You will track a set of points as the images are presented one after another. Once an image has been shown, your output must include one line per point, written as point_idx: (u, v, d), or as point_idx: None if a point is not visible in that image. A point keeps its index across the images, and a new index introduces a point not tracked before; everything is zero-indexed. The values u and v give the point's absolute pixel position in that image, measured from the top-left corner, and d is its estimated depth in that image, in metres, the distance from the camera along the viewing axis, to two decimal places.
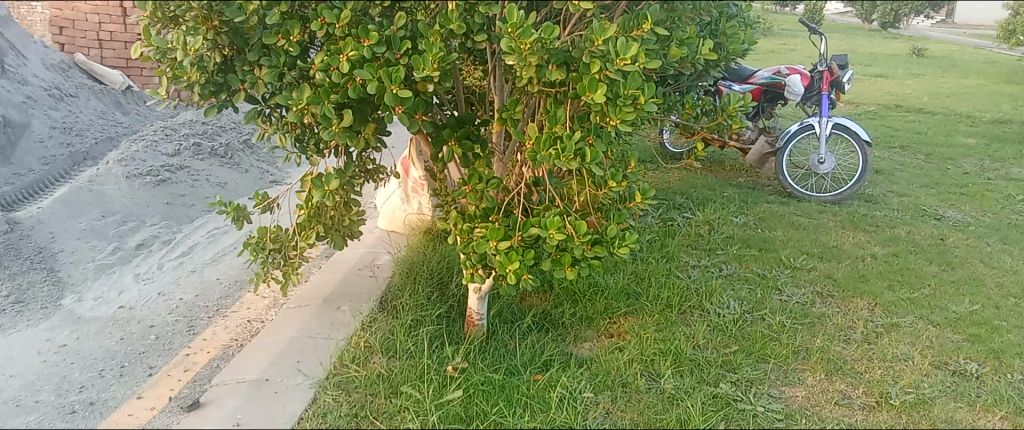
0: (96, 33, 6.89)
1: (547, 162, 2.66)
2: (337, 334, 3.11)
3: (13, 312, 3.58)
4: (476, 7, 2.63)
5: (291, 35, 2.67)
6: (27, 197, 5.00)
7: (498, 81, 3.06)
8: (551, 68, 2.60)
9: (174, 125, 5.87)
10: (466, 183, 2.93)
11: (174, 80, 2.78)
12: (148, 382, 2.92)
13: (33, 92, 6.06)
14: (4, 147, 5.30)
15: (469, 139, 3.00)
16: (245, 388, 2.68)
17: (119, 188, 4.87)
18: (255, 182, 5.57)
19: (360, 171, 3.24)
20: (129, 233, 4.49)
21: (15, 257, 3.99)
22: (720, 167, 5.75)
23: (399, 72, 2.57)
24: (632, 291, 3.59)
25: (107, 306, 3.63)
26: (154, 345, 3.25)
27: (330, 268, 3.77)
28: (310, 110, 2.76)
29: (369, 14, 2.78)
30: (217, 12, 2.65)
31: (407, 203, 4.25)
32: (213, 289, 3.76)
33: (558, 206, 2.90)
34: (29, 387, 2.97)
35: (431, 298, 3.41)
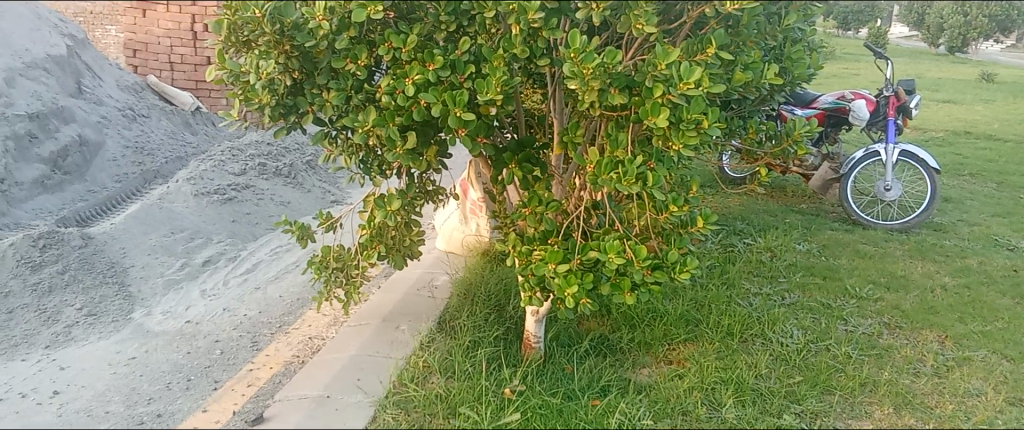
0: (168, 56, 7.08)
1: (608, 185, 2.65)
2: (396, 353, 3.14)
3: (87, 324, 3.70)
4: (540, 32, 2.66)
5: (359, 59, 2.74)
6: (100, 213, 5.18)
7: (558, 105, 3.08)
8: (613, 92, 2.60)
9: (241, 146, 6.01)
10: (527, 205, 2.96)
11: (246, 101, 2.87)
12: (213, 396, 3.00)
13: (108, 112, 6.32)
14: (79, 165, 5.60)
15: (529, 162, 3.02)
16: (307, 404, 2.74)
17: (188, 205, 5.02)
18: (316, 202, 5.68)
19: (420, 191, 3.28)
20: (197, 249, 4.62)
21: (88, 271, 4.12)
22: (781, 192, 5.66)
23: (462, 96, 2.61)
24: (691, 318, 3.53)
25: (175, 320, 3.73)
26: (220, 359, 3.33)
27: (390, 287, 3.82)
28: (375, 132, 2.82)
29: (434, 38, 2.84)
30: (289, 36, 2.72)
31: (465, 224, 4.28)
32: (277, 305, 3.85)
33: (618, 230, 2.89)
34: (100, 397, 3.04)
35: (489, 319, 3.42)
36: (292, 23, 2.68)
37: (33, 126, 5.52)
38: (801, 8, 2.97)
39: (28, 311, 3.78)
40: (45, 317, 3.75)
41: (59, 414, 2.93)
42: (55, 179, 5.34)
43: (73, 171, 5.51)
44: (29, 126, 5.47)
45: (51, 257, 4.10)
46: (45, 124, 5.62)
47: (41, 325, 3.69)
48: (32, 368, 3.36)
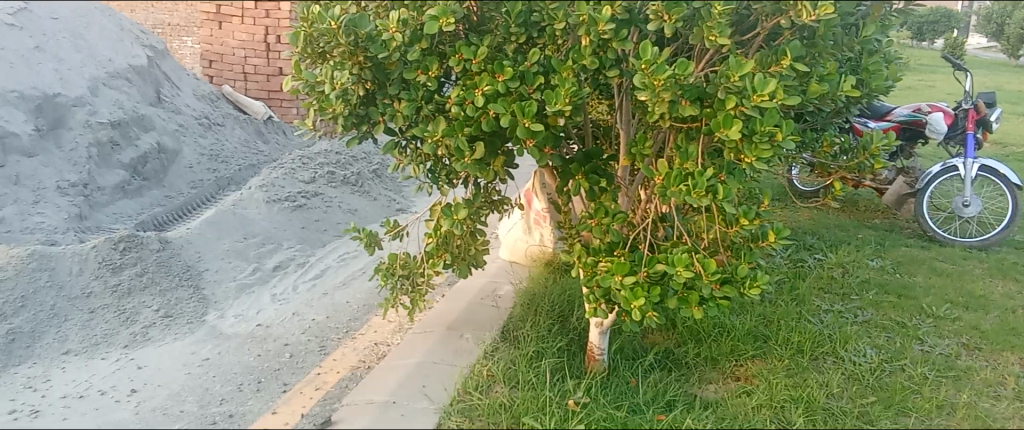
0: (242, 67, 7.27)
1: (677, 198, 2.63)
2: (460, 362, 3.17)
3: (163, 325, 3.80)
4: (610, 43, 2.66)
5: (430, 70, 2.79)
6: (176, 218, 5.36)
7: (625, 116, 3.07)
8: (684, 104, 2.58)
9: (311, 155, 6.13)
10: (593, 216, 2.95)
11: (320, 111, 2.94)
12: (283, 398, 3.08)
13: (185, 121, 6.56)
14: (157, 171, 5.81)
15: (595, 173, 2.99)
16: (374, 410, 2.80)
17: (260, 211, 5.15)
18: (382, 210, 5.78)
19: (486, 201, 3.30)
20: (268, 254, 4.74)
21: (165, 273, 4.20)
22: (853, 206, 5.53)
23: (531, 107, 2.62)
24: (760, 334, 3.46)
25: (247, 324, 3.83)
26: (289, 362, 3.41)
27: (454, 296, 3.85)
28: (444, 142, 2.84)
29: (504, 50, 2.87)
30: (362, 47, 2.77)
31: (529, 234, 4.29)
32: (344, 311, 3.93)
33: (686, 243, 2.86)
34: (175, 397, 3.12)
35: (552, 330, 3.41)
36: (366, 35, 2.74)
37: (115, 133, 5.75)
38: (880, 19, 2.93)
39: (108, 311, 3.86)
40: (124, 317, 3.83)
41: (136, 412, 2.99)
42: (134, 184, 5.55)
43: (152, 176, 5.73)
44: (112, 133, 5.70)
45: (130, 260, 4.17)
46: (126, 132, 5.84)
47: (120, 325, 3.77)
48: (111, 366, 3.43)
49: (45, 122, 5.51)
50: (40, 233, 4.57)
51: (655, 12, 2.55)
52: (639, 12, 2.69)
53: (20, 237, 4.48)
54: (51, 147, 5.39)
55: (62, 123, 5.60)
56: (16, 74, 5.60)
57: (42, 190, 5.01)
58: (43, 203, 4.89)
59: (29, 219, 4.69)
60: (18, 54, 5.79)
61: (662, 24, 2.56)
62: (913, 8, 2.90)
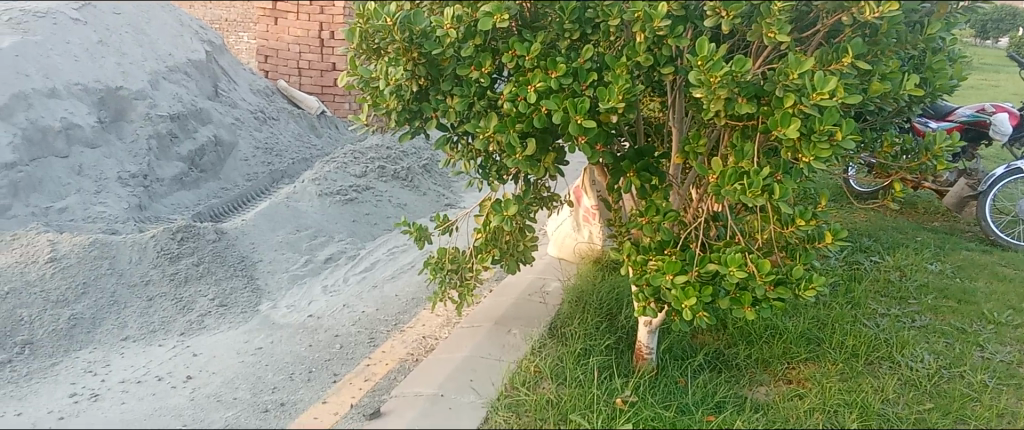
0: (297, 62, 7.36)
1: (732, 196, 2.60)
2: (507, 357, 3.19)
3: (218, 314, 3.88)
4: (665, 40, 2.65)
5: (483, 66, 2.80)
6: (231, 209, 5.47)
7: (678, 114, 3.04)
8: (740, 102, 2.54)
9: (362, 149, 6.14)
10: (643, 214, 2.92)
11: (374, 107, 2.97)
12: (333, 388, 3.13)
13: (241, 114, 6.72)
14: (214, 164, 5.98)
15: (647, 171, 2.96)
16: (422, 402, 2.84)
17: (312, 204, 5.22)
18: (431, 205, 5.82)
19: (536, 198, 3.30)
20: (320, 247, 4.81)
21: (221, 263, 4.31)
22: (912, 208, 5.39)
23: (584, 103, 2.61)
24: (813, 337, 3.40)
25: (298, 314, 3.90)
26: (339, 353, 3.46)
27: (501, 292, 3.85)
28: (496, 138, 2.85)
29: (557, 46, 2.87)
30: (416, 44, 2.78)
31: (577, 231, 4.26)
32: (393, 304, 3.97)
33: (740, 243, 2.82)
34: (229, 384, 3.18)
35: (600, 327, 3.40)
36: (420, 31, 2.75)
37: (174, 126, 5.90)
38: (946, 16, 2.86)
39: (165, 299, 3.95)
40: (180, 305, 3.92)
41: (191, 398, 3.08)
42: (192, 176, 5.71)
43: (209, 169, 5.90)
44: (171, 126, 5.85)
45: (187, 249, 4.27)
46: (185, 125, 6.00)
47: (177, 313, 3.86)
48: (168, 353, 3.51)
49: (108, 114, 5.67)
50: (102, 222, 4.71)
51: (712, 8, 2.53)
52: (695, 10, 2.69)
53: (83, 225, 4.62)
54: (113, 138, 5.55)
55: (123, 115, 5.76)
56: (80, 67, 5.76)
57: (104, 180, 5.16)
58: (104, 193, 5.04)
59: (92, 208, 4.84)
60: (83, 48, 5.96)
61: (718, 20, 2.55)
62: (981, 5, 2.82)
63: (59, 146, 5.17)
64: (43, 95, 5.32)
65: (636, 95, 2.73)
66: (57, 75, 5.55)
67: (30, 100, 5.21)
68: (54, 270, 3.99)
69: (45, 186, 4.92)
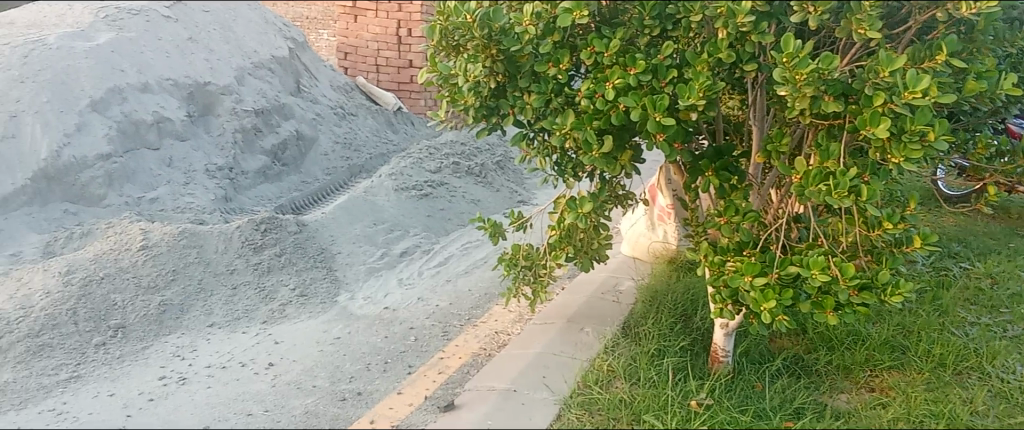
0: (375, 59, 7.49)
1: (816, 198, 2.53)
2: (581, 355, 3.19)
3: (298, 304, 3.99)
4: (749, 36, 2.61)
5: (561, 63, 2.80)
6: (312, 202, 5.63)
7: (760, 112, 2.98)
8: (827, 100, 2.49)
9: (437, 145, 6.20)
10: (722, 214, 2.88)
11: (452, 103, 3.01)
12: (408, 379, 3.19)
13: (322, 110, 6.90)
14: (296, 158, 6.17)
15: (727, 170, 2.90)
16: (495, 396, 2.88)
17: (389, 199, 5.31)
18: (505, 202, 5.86)
19: (612, 195, 3.28)
20: (396, 240, 4.90)
21: (302, 254, 4.43)
22: (1005, 213, 5.15)
23: (663, 100, 2.59)
24: (898, 344, 3.30)
25: (375, 306, 3.99)
26: (414, 345, 3.52)
27: (574, 289, 3.85)
28: (573, 135, 2.83)
29: (636, 43, 2.85)
30: (495, 41, 2.82)
31: (652, 231, 4.21)
32: (467, 298, 4.02)
33: (823, 245, 2.75)
34: (308, 372, 3.28)
35: (675, 328, 3.36)
36: (500, 28, 2.80)
37: (258, 120, 6.11)
38: None
39: (249, 288, 4.08)
40: (263, 294, 4.05)
41: (273, 385, 3.18)
42: (275, 169, 5.92)
43: (290, 162, 6.09)
44: (255, 120, 6.06)
45: (270, 240, 4.40)
46: (269, 120, 6.21)
47: (259, 302, 3.99)
48: (251, 339, 3.63)
49: (196, 108, 5.89)
50: (191, 212, 4.90)
51: (799, 4, 2.48)
52: (781, 6, 2.64)
53: (173, 216, 4.82)
54: (201, 131, 5.78)
55: (211, 110, 5.98)
56: (171, 63, 6.00)
57: (192, 172, 5.37)
58: (192, 184, 5.24)
59: (181, 199, 5.04)
60: (174, 44, 6.20)
61: (805, 16, 2.49)
62: None
63: (151, 138, 5.39)
64: (137, 89, 5.55)
65: (717, 92, 2.68)
66: (149, 70, 5.78)
67: (124, 94, 5.44)
68: (146, 258, 4.09)
69: (138, 176, 5.13)
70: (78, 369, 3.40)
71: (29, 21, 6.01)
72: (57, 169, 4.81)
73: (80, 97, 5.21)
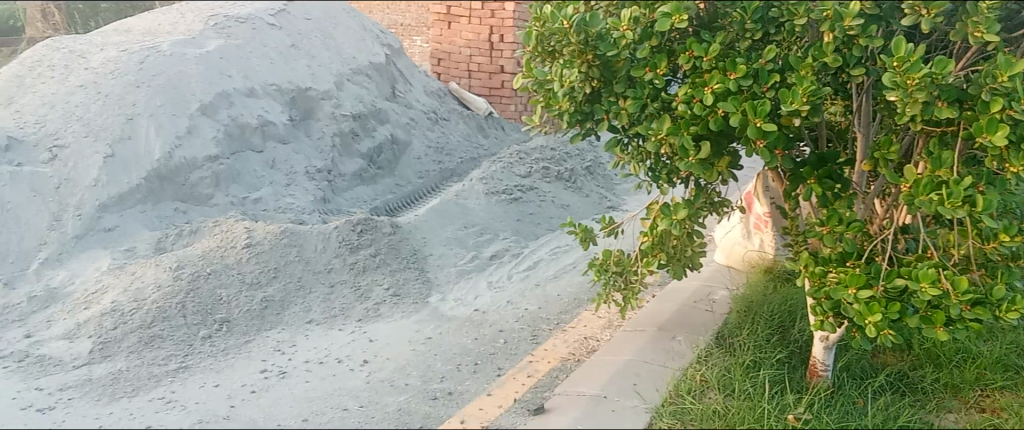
0: (467, 65, 7.61)
1: (928, 208, 2.41)
2: (672, 364, 3.15)
3: (392, 303, 4.09)
4: (856, 40, 2.53)
5: (658, 68, 2.77)
6: (405, 205, 5.77)
7: (865, 119, 2.87)
8: (940, 106, 2.39)
9: (527, 150, 6.23)
10: (824, 224, 2.78)
11: (548, 108, 3.02)
12: (498, 381, 3.22)
13: (415, 115, 7.07)
14: (390, 161, 6.38)
15: (830, 178, 2.79)
16: (585, 402, 2.88)
17: (479, 202, 5.36)
18: (594, 207, 5.85)
19: (707, 203, 3.18)
20: (486, 244, 4.95)
21: (396, 255, 4.53)
22: None
23: (764, 105, 2.52)
24: (1011, 364, 3.22)
25: (465, 307, 4.05)
26: (503, 348, 3.55)
27: (665, 297, 3.80)
28: (668, 141, 2.79)
29: (736, 47, 2.79)
30: (592, 46, 2.80)
31: (747, 239, 4.13)
32: (555, 303, 4.03)
33: (933, 258, 2.64)
34: (401, 370, 3.35)
35: (771, 340, 3.28)
36: (596, 33, 2.77)
37: (355, 125, 6.31)
38: None
39: (345, 286, 4.20)
40: (359, 293, 4.16)
41: (367, 381, 3.27)
42: (370, 172, 6.13)
43: (385, 166, 6.31)
44: (353, 125, 6.27)
45: (366, 241, 4.51)
46: (365, 124, 6.40)
47: (355, 300, 4.10)
48: (347, 337, 3.75)
49: (298, 112, 6.11)
50: (291, 212, 5.09)
51: (911, 6, 2.39)
52: (890, 8, 2.56)
53: (275, 215, 5.03)
54: (302, 135, 5.99)
55: (311, 114, 6.20)
56: (275, 69, 6.25)
57: (293, 174, 5.58)
58: (293, 186, 5.45)
59: (282, 200, 5.25)
60: (278, 51, 6.46)
61: (917, 19, 2.40)
62: None
63: (256, 141, 5.64)
64: (243, 94, 5.81)
65: (822, 98, 2.59)
66: (255, 76, 6.04)
67: (231, 98, 5.70)
68: (250, 256, 4.27)
69: (242, 178, 5.37)
70: (186, 360, 3.55)
71: (146, 28, 6.36)
72: (169, 170, 5.07)
73: (190, 101, 5.48)
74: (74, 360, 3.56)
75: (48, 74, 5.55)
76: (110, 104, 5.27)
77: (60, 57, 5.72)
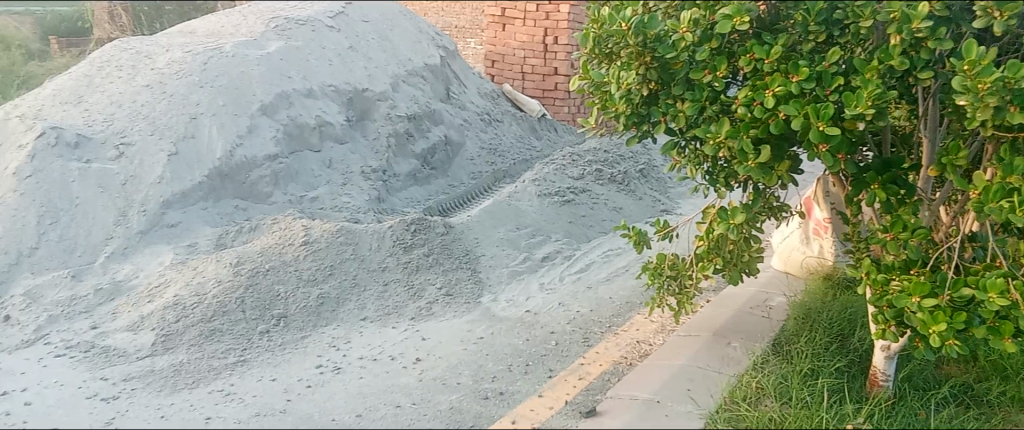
0: (521, 67, 7.62)
1: (998, 215, 2.34)
2: (727, 370, 3.11)
3: (445, 302, 4.13)
4: (924, 42, 2.47)
5: (717, 70, 2.74)
6: (458, 205, 5.83)
7: (931, 124, 2.78)
8: (1013, 111, 2.29)
9: (580, 152, 6.22)
10: (888, 230, 2.71)
11: (604, 110, 3.01)
12: (549, 383, 3.22)
13: (469, 116, 7.12)
14: (443, 162, 6.44)
15: (894, 183, 2.72)
16: (637, 406, 2.86)
17: (532, 204, 5.36)
18: (647, 211, 5.82)
19: (765, 208, 3.13)
20: (538, 245, 4.96)
21: (449, 255, 4.57)
22: None
23: (828, 109, 2.47)
24: None
25: (517, 308, 4.06)
26: (555, 350, 3.55)
27: (720, 302, 3.75)
28: (727, 144, 2.76)
29: (798, 50, 2.75)
30: (650, 48, 2.80)
31: (806, 245, 4.05)
32: (608, 306, 4.02)
33: (1002, 267, 2.57)
34: (454, 369, 3.38)
35: (830, 348, 3.22)
36: (654, 35, 2.77)
37: (410, 126, 6.38)
38: None
39: (399, 285, 4.25)
40: (412, 291, 4.20)
41: (420, 379, 3.30)
42: (424, 172, 6.21)
43: (439, 167, 6.37)
44: (408, 126, 6.34)
45: (420, 240, 4.55)
46: (420, 125, 6.48)
47: (408, 299, 4.15)
48: (400, 335, 3.79)
49: (355, 113, 6.20)
50: (347, 211, 5.18)
51: (983, 8, 2.32)
52: (961, 11, 2.50)
53: (332, 214, 5.12)
54: (358, 135, 6.09)
55: (367, 115, 6.29)
56: (333, 70, 6.36)
57: (349, 174, 5.67)
58: (349, 185, 5.54)
59: (338, 199, 5.34)
60: (336, 53, 6.57)
61: (990, 22, 2.33)
62: None
63: (313, 141, 5.75)
64: (302, 94, 5.92)
65: (887, 102, 2.53)
66: (314, 77, 6.16)
67: (291, 99, 5.82)
68: (307, 253, 4.35)
69: (300, 177, 5.48)
70: (244, 354, 3.63)
71: (210, 30, 6.54)
72: (230, 168, 5.20)
73: (252, 101, 5.61)
74: (138, 351, 3.66)
75: (116, 74, 5.74)
76: (175, 103, 5.43)
77: (128, 58, 5.92)
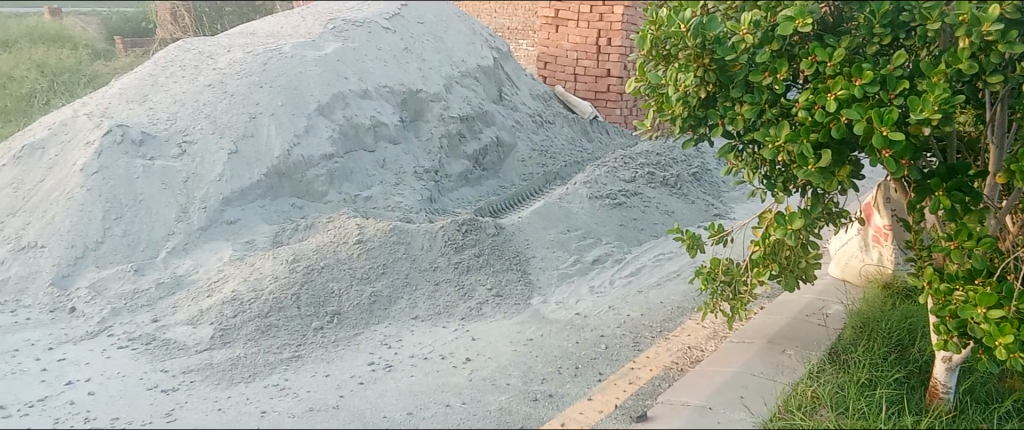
0: (573, 68, 7.60)
1: None
2: (782, 378, 3.06)
3: (495, 303, 4.15)
4: (995, 46, 2.39)
5: (778, 72, 2.67)
6: (508, 206, 5.85)
7: (999, 130, 2.70)
8: None
9: (632, 154, 6.18)
10: (951, 239, 2.62)
11: (660, 112, 2.99)
12: (599, 387, 3.21)
13: (521, 118, 7.15)
14: (495, 163, 6.48)
15: (959, 190, 2.60)
16: (688, 413, 2.84)
17: (584, 206, 5.33)
18: (700, 215, 5.76)
19: (825, 213, 3.07)
20: (588, 248, 4.94)
21: (499, 256, 4.59)
22: None
23: (892, 114, 2.41)
24: None
25: (567, 311, 4.06)
26: (605, 353, 3.54)
27: (775, 309, 3.69)
28: (786, 149, 2.70)
29: (862, 53, 2.69)
30: (709, 50, 2.77)
31: (864, 252, 3.94)
32: (659, 310, 3.99)
33: None
34: (504, 370, 3.39)
35: (888, 358, 3.15)
36: (713, 37, 2.74)
37: (463, 127, 6.43)
38: None
39: (449, 285, 4.28)
40: (462, 291, 4.24)
41: (470, 379, 3.32)
42: (476, 173, 6.27)
43: (490, 168, 6.42)
44: (460, 127, 6.38)
45: (471, 241, 4.58)
46: (472, 126, 6.52)
47: (458, 299, 4.18)
48: (451, 334, 3.82)
49: (408, 114, 6.28)
50: (399, 211, 5.25)
51: None
52: None
53: (384, 213, 5.19)
54: (412, 136, 6.16)
55: (421, 116, 6.36)
56: (389, 71, 6.44)
57: (402, 174, 5.76)
58: (402, 185, 5.63)
59: (391, 199, 5.42)
60: (391, 54, 6.64)
61: None
62: None
63: (368, 141, 5.83)
64: (358, 95, 6.00)
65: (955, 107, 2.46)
66: (369, 78, 6.24)
67: (347, 99, 5.90)
68: (361, 252, 4.41)
69: (354, 176, 5.57)
70: (299, 349, 3.70)
71: (270, 31, 6.68)
72: (288, 167, 5.31)
73: (309, 101, 5.71)
74: (196, 344, 3.76)
75: (179, 74, 5.90)
76: (235, 103, 5.56)
77: (191, 58, 6.08)
